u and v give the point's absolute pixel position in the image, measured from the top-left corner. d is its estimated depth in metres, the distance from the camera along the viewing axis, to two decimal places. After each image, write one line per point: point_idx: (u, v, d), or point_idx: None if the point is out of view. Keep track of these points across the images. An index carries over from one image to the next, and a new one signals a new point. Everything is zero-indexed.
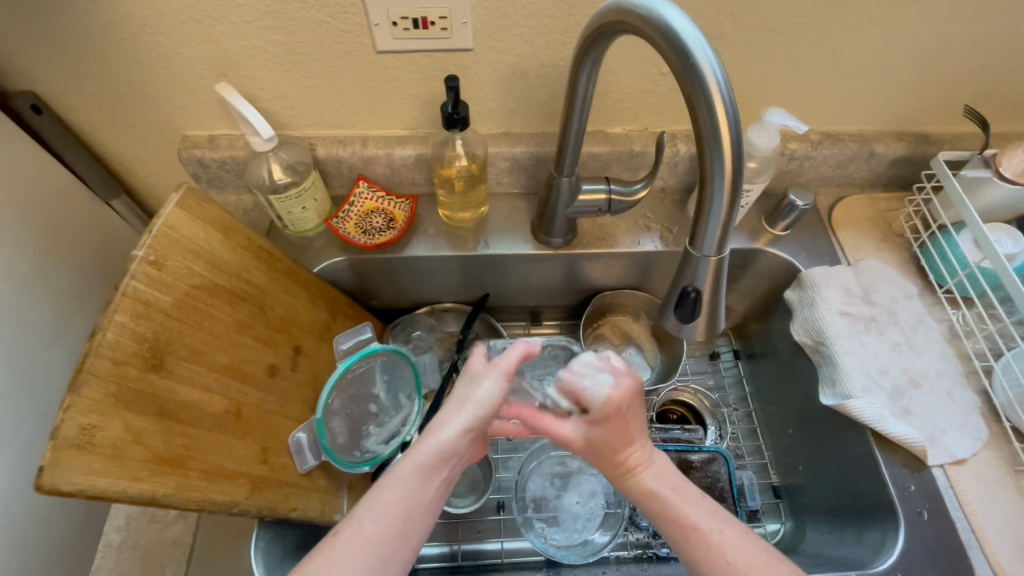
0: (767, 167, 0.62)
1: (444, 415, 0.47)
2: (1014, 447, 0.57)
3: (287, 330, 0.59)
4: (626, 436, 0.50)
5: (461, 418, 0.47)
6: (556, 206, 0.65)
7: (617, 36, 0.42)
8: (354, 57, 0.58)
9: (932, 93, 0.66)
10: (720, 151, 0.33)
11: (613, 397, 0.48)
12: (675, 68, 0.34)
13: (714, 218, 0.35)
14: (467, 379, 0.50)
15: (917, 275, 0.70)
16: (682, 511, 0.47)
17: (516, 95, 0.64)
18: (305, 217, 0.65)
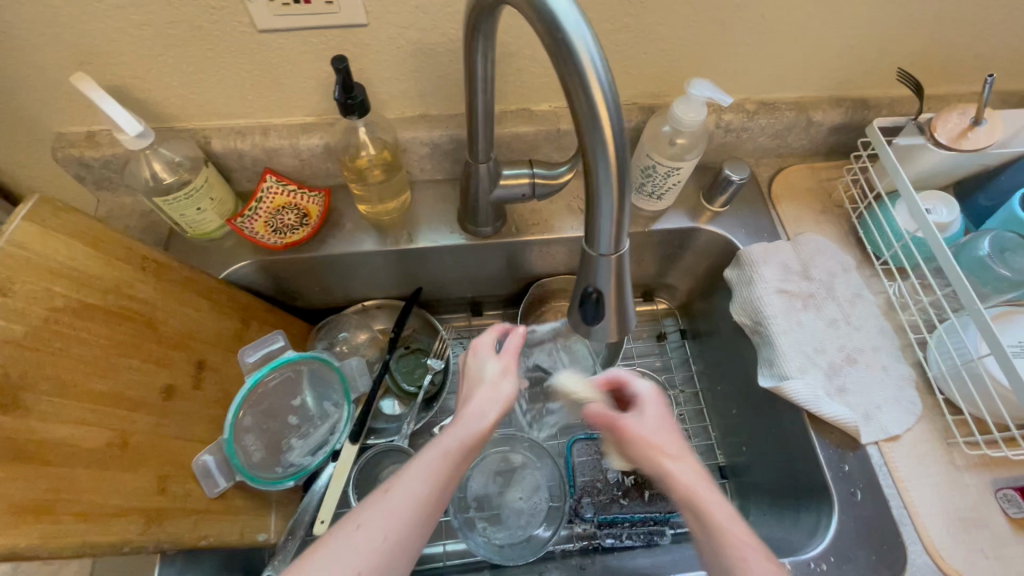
0: (697, 142, 0.59)
1: (478, 403, 0.47)
2: (947, 420, 0.57)
3: (186, 345, 0.54)
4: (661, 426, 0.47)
5: (495, 408, 0.47)
6: (477, 193, 0.60)
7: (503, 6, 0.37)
8: (234, 37, 0.52)
9: (867, 56, 0.63)
10: (601, 141, 0.30)
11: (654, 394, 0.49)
12: (548, 46, 0.30)
13: (605, 214, 0.32)
14: (489, 371, 0.50)
15: (856, 246, 0.68)
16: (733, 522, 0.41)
17: (426, 74, 0.58)
18: (205, 218, 0.60)
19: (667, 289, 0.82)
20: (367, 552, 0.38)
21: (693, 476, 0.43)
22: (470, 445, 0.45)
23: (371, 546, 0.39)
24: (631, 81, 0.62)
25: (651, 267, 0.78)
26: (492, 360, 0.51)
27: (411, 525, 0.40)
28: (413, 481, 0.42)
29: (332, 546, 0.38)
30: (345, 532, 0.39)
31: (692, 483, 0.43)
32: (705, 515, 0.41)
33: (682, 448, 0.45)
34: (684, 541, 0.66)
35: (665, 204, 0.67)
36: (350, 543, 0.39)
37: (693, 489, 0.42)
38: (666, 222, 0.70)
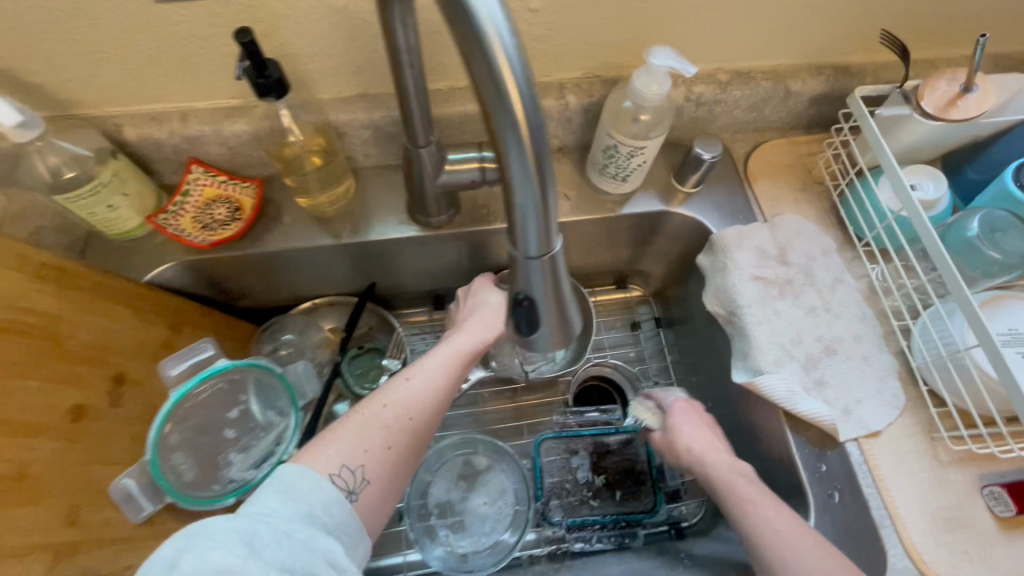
0: (663, 117, 0.53)
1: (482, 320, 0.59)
2: (931, 413, 0.53)
3: (98, 360, 0.49)
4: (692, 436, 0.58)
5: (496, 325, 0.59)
6: (422, 181, 0.54)
7: None
8: (129, 9, 0.45)
9: (850, 18, 0.57)
10: (512, 122, 0.24)
11: (678, 402, 0.61)
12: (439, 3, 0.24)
13: (528, 209, 0.27)
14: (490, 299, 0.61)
15: (838, 227, 0.63)
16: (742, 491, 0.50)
17: (359, 48, 0.52)
18: (119, 216, 0.54)
19: (640, 275, 0.77)
20: (391, 426, 0.48)
21: (717, 464, 0.54)
22: (473, 352, 0.56)
23: (395, 420, 0.48)
24: (590, 51, 0.56)
25: (622, 254, 0.73)
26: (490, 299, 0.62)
27: (426, 408, 0.51)
28: (428, 372, 0.53)
29: (362, 419, 0.47)
30: (374, 409, 0.48)
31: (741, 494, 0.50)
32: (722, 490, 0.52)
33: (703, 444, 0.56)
34: (657, 541, 0.63)
35: (632, 186, 0.62)
36: (380, 418, 0.48)
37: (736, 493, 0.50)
38: (636, 205, 0.64)
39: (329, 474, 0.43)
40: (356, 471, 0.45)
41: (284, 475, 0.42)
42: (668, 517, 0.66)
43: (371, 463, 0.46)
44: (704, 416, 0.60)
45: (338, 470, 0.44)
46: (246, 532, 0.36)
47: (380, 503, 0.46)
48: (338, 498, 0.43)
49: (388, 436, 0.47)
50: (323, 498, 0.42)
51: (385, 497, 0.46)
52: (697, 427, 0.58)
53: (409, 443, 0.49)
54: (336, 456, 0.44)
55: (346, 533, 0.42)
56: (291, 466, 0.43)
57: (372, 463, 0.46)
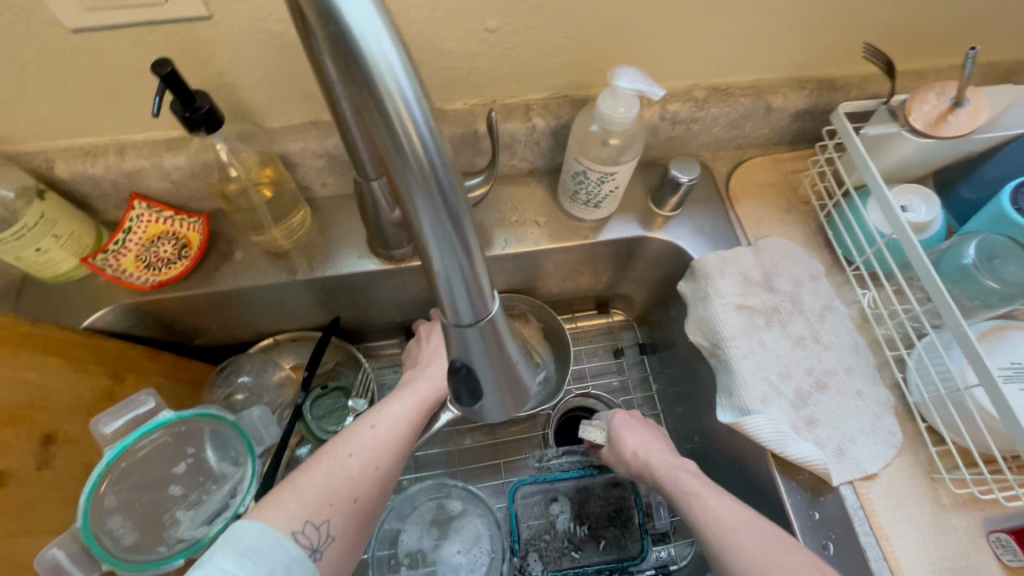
0: (634, 141, 0.50)
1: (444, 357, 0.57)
2: (930, 452, 0.49)
3: (28, 418, 0.45)
4: (643, 447, 0.56)
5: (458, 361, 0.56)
6: (377, 214, 0.51)
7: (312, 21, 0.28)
8: (46, 40, 0.41)
9: (830, 29, 0.54)
10: (421, 184, 0.22)
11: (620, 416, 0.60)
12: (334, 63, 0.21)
13: (452, 275, 0.24)
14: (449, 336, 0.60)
15: (825, 249, 0.60)
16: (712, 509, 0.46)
17: (305, 74, 0.48)
18: (52, 260, 0.50)
19: (623, 299, 0.73)
20: (358, 476, 0.44)
21: (681, 477, 0.51)
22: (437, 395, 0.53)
23: (364, 470, 0.44)
24: (556, 70, 0.53)
25: (602, 279, 0.69)
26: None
27: (393, 455, 0.47)
28: (396, 413, 0.49)
29: (326, 470, 0.43)
30: (339, 459, 0.44)
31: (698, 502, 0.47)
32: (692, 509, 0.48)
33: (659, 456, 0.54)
34: None
35: (606, 211, 0.58)
36: (346, 468, 0.43)
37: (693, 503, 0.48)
38: (614, 230, 0.61)
39: (292, 532, 0.39)
40: (320, 527, 0.40)
41: (237, 534, 0.37)
42: (655, 561, 0.61)
43: (336, 517, 0.41)
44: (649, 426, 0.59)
45: (301, 527, 0.39)
46: None
47: (343, 563, 0.42)
48: (301, 558, 0.39)
49: (355, 488, 0.43)
50: (284, 554, 0.38)
51: (350, 554, 0.43)
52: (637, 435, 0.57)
53: (376, 493, 0.45)
54: (298, 512, 0.40)
55: None
56: (247, 527, 0.38)
57: (337, 519, 0.41)
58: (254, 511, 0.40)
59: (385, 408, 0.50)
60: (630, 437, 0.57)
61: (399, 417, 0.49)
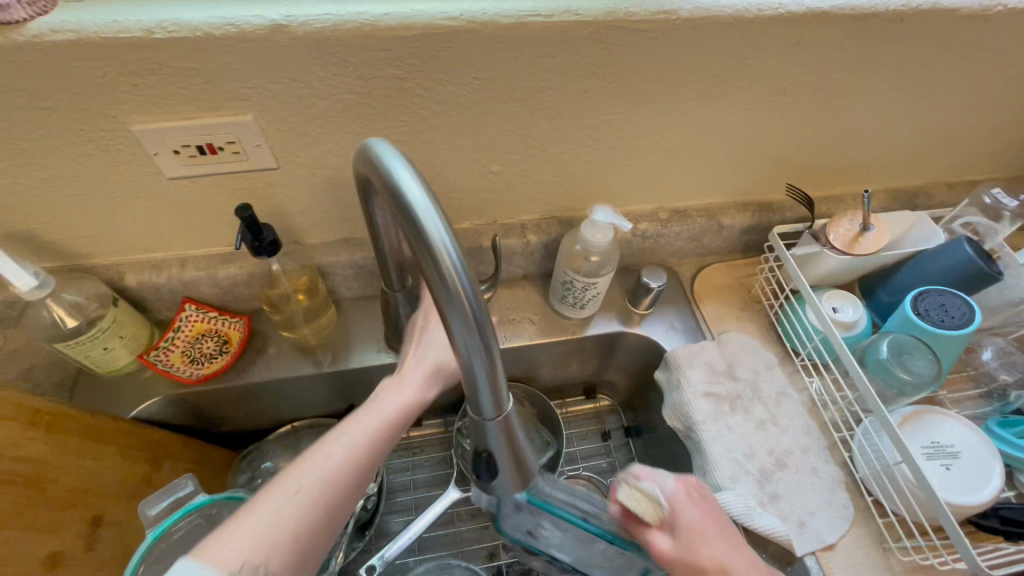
0: (611, 256, 0.61)
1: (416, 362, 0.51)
2: (878, 523, 0.56)
3: (83, 501, 0.51)
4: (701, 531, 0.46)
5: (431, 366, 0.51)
6: (398, 317, 0.60)
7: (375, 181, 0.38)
8: (145, 185, 0.52)
9: (760, 167, 0.68)
10: (461, 319, 0.30)
11: (679, 491, 0.48)
12: (406, 234, 0.31)
13: (479, 381, 0.32)
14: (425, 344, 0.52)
15: (777, 343, 0.70)
16: None
17: (344, 204, 0.60)
18: (113, 357, 0.58)
19: (607, 385, 0.81)
20: (308, 510, 0.39)
21: None
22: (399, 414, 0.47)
23: (314, 504, 0.39)
24: (546, 199, 0.66)
25: (589, 367, 0.78)
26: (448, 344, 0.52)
27: (355, 482, 0.42)
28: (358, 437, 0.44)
29: (272, 503, 0.38)
30: (287, 492, 0.39)
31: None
32: None
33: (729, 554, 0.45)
34: None
35: (591, 311, 0.69)
36: (295, 503, 0.38)
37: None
38: (597, 327, 0.71)
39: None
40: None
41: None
42: None
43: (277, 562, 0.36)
44: (708, 500, 0.49)
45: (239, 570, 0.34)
46: None
47: None
48: None
49: (302, 525, 0.38)
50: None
51: None
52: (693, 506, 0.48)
53: (329, 524, 0.40)
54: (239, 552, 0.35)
55: None
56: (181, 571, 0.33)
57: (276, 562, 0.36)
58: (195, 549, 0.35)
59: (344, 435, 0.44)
60: (693, 516, 0.47)
61: (363, 439, 0.44)
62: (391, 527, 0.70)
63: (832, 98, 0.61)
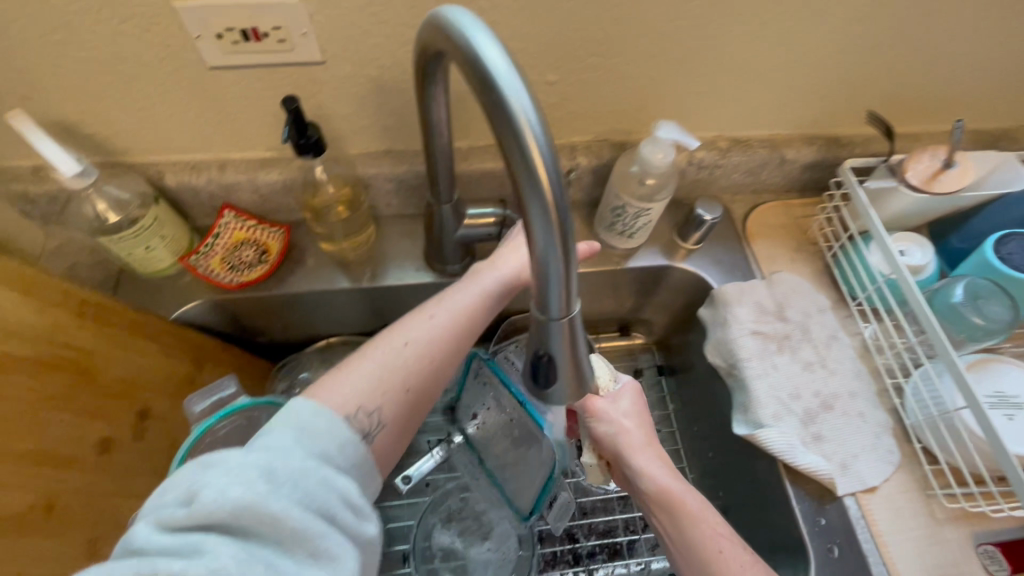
0: (668, 182, 0.58)
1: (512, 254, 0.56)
2: (925, 470, 0.55)
3: (130, 394, 0.52)
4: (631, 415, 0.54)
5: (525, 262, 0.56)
6: (441, 233, 0.58)
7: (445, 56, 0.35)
8: (184, 74, 0.49)
9: (837, 95, 0.62)
10: (541, 205, 0.27)
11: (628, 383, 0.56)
12: (483, 106, 0.28)
13: (551, 275, 0.30)
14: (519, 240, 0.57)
15: (831, 286, 0.67)
16: (687, 504, 0.49)
17: (389, 110, 0.56)
18: (154, 257, 0.57)
19: (643, 323, 0.79)
20: (412, 366, 0.46)
21: (660, 472, 0.50)
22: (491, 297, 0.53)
23: (416, 360, 0.46)
24: (600, 118, 0.61)
25: (626, 303, 0.76)
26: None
27: (451, 348, 0.49)
28: (454, 308, 0.51)
29: (383, 354, 0.46)
30: (396, 347, 0.46)
31: (676, 484, 0.50)
32: (677, 511, 0.49)
33: (649, 442, 0.53)
34: None
35: (637, 242, 0.66)
36: (401, 357, 0.46)
37: (671, 491, 0.49)
38: (641, 260, 0.68)
39: (346, 414, 0.40)
40: (372, 413, 0.42)
41: (294, 411, 0.38)
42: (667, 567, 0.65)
43: (387, 406, 0.43)
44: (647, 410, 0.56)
45: (355, 412, 0.41)
46: (267, 467, 0.33)
47: (390, 448, 0.44)
48: (353, 439, 0.39)
49: (408, 377, 0.45)
50: (337, 436, 0.38)
51: (396, 441, 0.44)
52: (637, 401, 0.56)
53: (428, 386, 0.47)
54: (353, 397, 0.42)
55: (363, 472, 0.39)
56: (304, 405, 0.39)
57: (388, 407, 0.43)
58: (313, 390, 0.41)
59: (441, 304, 0.51)
60: (626, 403, 0.55)
61: (454, 314, 0.51)
62: (421, 446, 0.71)
63: (934, 13, 0.54)
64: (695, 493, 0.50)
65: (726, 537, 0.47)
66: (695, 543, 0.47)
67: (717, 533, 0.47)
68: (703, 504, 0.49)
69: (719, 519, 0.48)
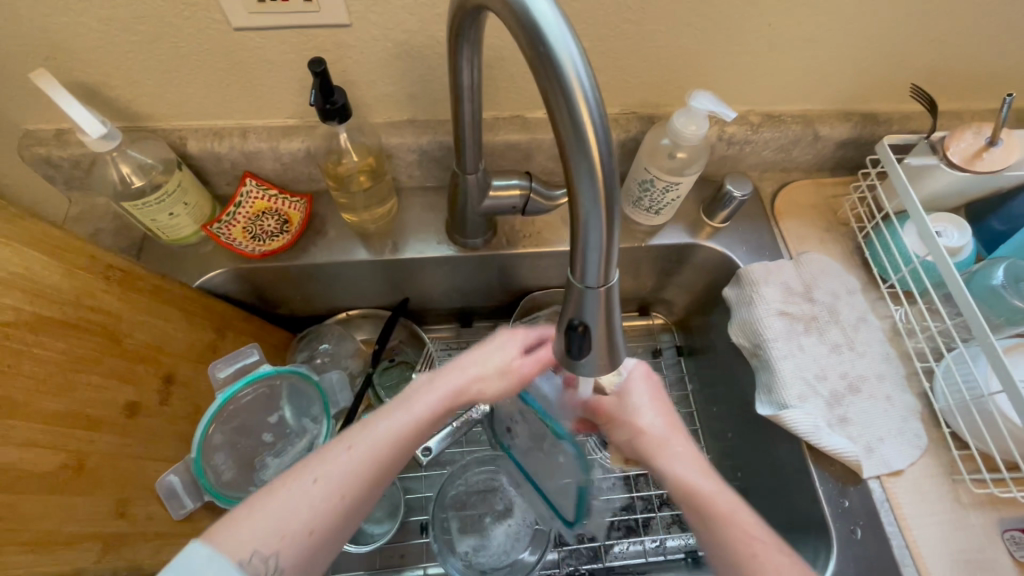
0: (698, 155, 0.56)
1: (469, 361, 0.51)
2: (953, 454, 0.54)
3: (154, 359, 0.52)
4: (644, 406, 0.53)
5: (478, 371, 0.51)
6: (465, 205, 0.57)
7: (484, 14, 0.34)
8: (209, 35, 0.48)
9: (878, 69, 0.60)
10: (588, 165, 0.27)
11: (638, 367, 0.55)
12: (529, 63, 0.27)
13: (591, 238, 0.29)
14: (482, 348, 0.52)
15: (861, 267, 0.65)
16: (715, 502, 0.46)
17: (414, 78, 0.55)
18: (177, 224, 0.57)
19: (663, 303, 0.78)
20: (320, 504, 0.41)
21: (684, 467, 0.49)
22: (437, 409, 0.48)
23: (327, 498, 0.41)
24: (630, 90, 0.59)
25: (647, 283, 0.75)
26: (500, 354, 0.52)
27: (367, 482, 0.43)
28: (387, 429, 0.46)
29: (293, 489, 0.41)
30: (305, 482, 0.41)
31: (703, 484, 0.47)
32: (705, 510, 0.46)
33: (669, 431, 0.52)
34: (673, 569, 0.63)
35: (663, 218, 0.65)
36: (308, 494, 0.41)
37: (696, 489, 0.47)
38: (665, 238, 0.67)
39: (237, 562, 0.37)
40: (266, 560, 0.38)
41: (186, 555, 0.36)
42: (683, 545, 0.65)
43: (288, 551, 0.39)
44: (662, 391, 0.55)
45: (247, 559, 0.37)
46: None
47: None
48: None
49: (314, 518, 0.40)
50: None
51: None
52: (655, 394, 0.54)
53: (341, 525, 0.42)
54: (248, 541, 0.38)
55: None
56: (200, 549, 0.37)
57: (287, 552, 0.39)
58: (211, 532, 0.38)
59: (368, 428, 0.45)
60: (637, 389, 0.54)
61: (386, 434, 0.45)
62: None
63: None
64: (723, 492, 0.46)
65: (760, 541, 0.43)
66: (728, 548, 0.44)
67: (749, 536, 0.43)
68: (733, 503, 0.46)
69: (753, 521, 0.45)
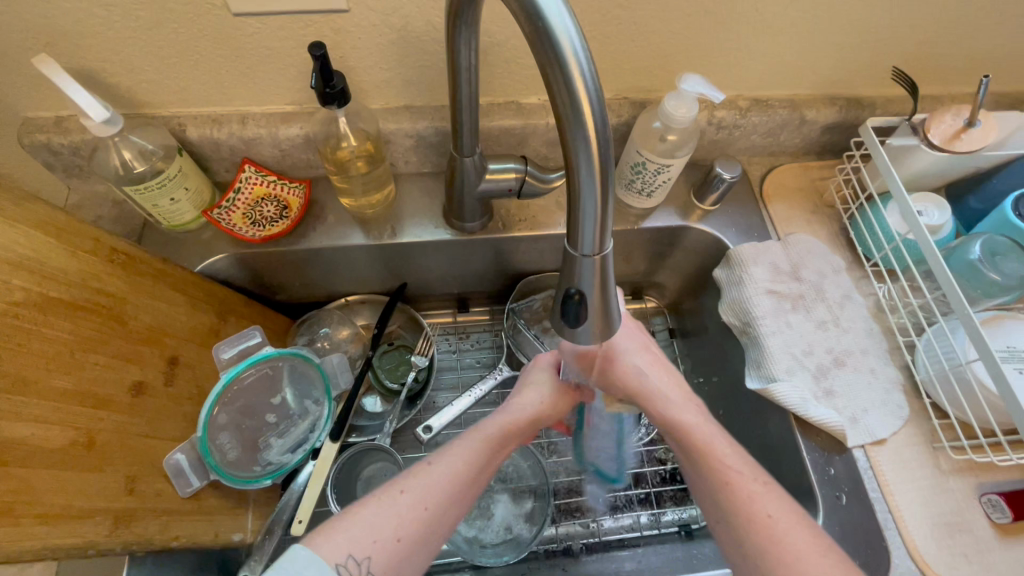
0: (688, 138, 0.58)
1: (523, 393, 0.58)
2: (933, 424, 0.56)
3: (158, 341, 0.53)
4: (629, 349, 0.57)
5: (531, 399, 0.58)
6: (462, 188, 0.58)
7: None
8: (207, 21, 0.49)
9: (862, 54, 0.62)
10: (584, 136, 0.28)
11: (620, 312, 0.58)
12: (527, 39, 0.29)
13: (587, 207, 0.30)
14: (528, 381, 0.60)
15: (846, 247, 0.67)
16: (700, 435, 0.50)
17: (410, 64, 0.56)
18: (178, 210, 0.58)
19: (656, 287, 0.80)
20: (406, 515, 0.43)
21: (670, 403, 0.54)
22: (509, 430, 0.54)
23: (413, 510, 0.44)
24: (622, 75, 0.61)
25: (640, 267, 0.77)
26: (547, 387, 0.59)
27: (448, 497, 0.46)
28: (460, 455, 0.49)
29: (381, 505, 0.43)
30: (391, 496, 0.44)
31: (686, 423, 0.52)
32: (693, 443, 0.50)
33: (651, 369, 0.57)
34: (666, 542, 0.65)
35: (655, 201, 0.66)
36: (395, 504, 0.43)
37: (682, 422, 0.52)
38: (657, 220, 0.68)
39: (336, 564, 0.38)
40: (361, 564, 0.39)
41: (290, 559, 0.38)
42: (676, 519, 0.67)
43: (378, 557, 0.40)
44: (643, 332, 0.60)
45: (345, 561, 0.39)
46: None
47: None
48: None
49: (400, 529, 0.42)
50: None
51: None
52: (637, 342, 0.59)
53: (424, 539, 0.43)
54: (344, 546, 0.40)
55: None
56: (300, 551, 0.38)
57: (378, 558, 0.40)
58: (311, 537, 0.40)
59: (447, 448, 0.50)
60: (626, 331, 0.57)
61: (467, 455, 0.49)
62: (438, 401, 0.73)
63: None
64: (706, 431, 0.50)
65: (734, 470, 0.47)
66: (708, 479, 0.48)
67: (724, 464, 0.47)
68: (710, 438, 0.50)
69: (734, 455, 0.48)
